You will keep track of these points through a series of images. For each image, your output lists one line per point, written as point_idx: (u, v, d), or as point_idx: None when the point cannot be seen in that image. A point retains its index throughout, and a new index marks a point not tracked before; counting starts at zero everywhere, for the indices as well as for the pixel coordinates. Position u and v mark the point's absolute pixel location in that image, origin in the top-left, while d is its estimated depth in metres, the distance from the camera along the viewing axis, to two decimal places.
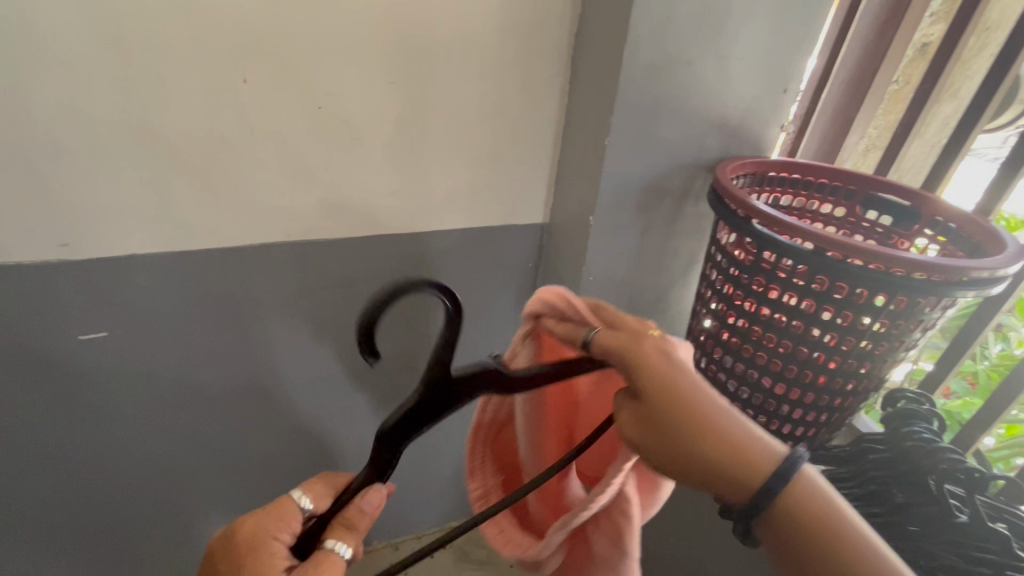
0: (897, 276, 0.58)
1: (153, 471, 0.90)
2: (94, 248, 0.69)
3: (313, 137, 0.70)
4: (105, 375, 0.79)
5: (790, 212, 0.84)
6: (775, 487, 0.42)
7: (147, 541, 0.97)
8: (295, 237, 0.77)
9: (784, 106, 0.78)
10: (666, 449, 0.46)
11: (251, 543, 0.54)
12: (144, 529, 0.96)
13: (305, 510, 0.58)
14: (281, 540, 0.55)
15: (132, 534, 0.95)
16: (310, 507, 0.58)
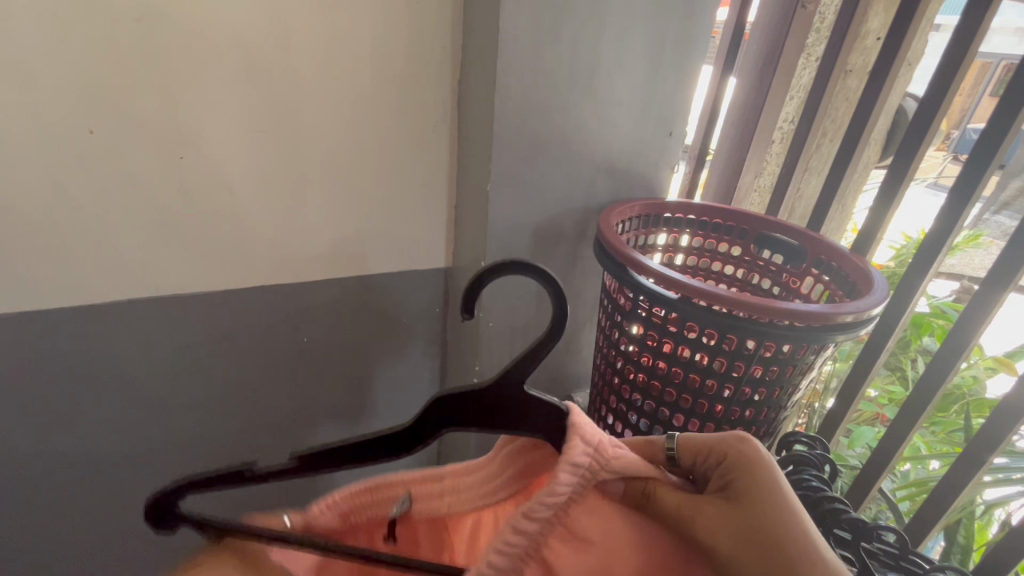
0: (764, 323, 0.57)
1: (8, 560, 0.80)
2: None
3: (175, 187, 0.67)
4: None
5: (688, 252, 0.84)
6: None
7: None
8: (165, 291, 0.72)
9: (670, 149, 0.80)
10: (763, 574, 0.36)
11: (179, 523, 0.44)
12: None
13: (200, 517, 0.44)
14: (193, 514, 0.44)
15: None
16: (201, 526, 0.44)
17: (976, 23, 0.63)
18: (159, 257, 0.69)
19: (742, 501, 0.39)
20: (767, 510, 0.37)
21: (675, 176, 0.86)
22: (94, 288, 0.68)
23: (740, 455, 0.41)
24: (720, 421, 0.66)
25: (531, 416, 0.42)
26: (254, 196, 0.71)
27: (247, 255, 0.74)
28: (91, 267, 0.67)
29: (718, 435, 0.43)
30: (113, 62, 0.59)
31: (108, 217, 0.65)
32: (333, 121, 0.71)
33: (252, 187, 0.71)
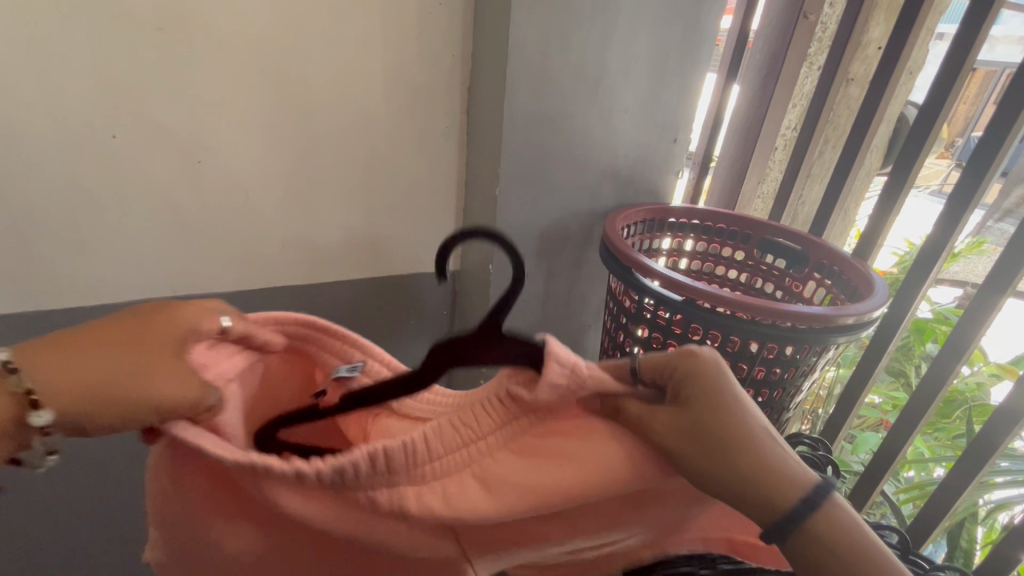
0: (767, 324, 0.58)
1: None
2: None
3: (193, 189, 0.68)
4: None
5: (692, 256, 0.85)
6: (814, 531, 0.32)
7: None
8: (180, 292, 0.73)
9: (675, 155, 0.82)
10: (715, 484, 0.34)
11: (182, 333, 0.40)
12: None
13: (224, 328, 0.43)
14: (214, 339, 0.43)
15: None
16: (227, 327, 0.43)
17: (973, 33, 0.65)
18: (175, 258, 0.71)
19: (694, 409, 0.35)
20: (722, 419, 0.34)
21: (679, 181, 0.87)
22: (111, 289, 0.70)
23: (693, 364, 0.37)
24: None
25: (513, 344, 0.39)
26: (268, 199, 0.73)
27: (259, 257, 0.76)
28: (108, 267, 0.68)
29: (675, 352, 0.39)
30: (136, 69, 0.61)
31: (127, 219, 0.67)
32: (345, 126, 0.73)
33: (266, 189, 0.72)
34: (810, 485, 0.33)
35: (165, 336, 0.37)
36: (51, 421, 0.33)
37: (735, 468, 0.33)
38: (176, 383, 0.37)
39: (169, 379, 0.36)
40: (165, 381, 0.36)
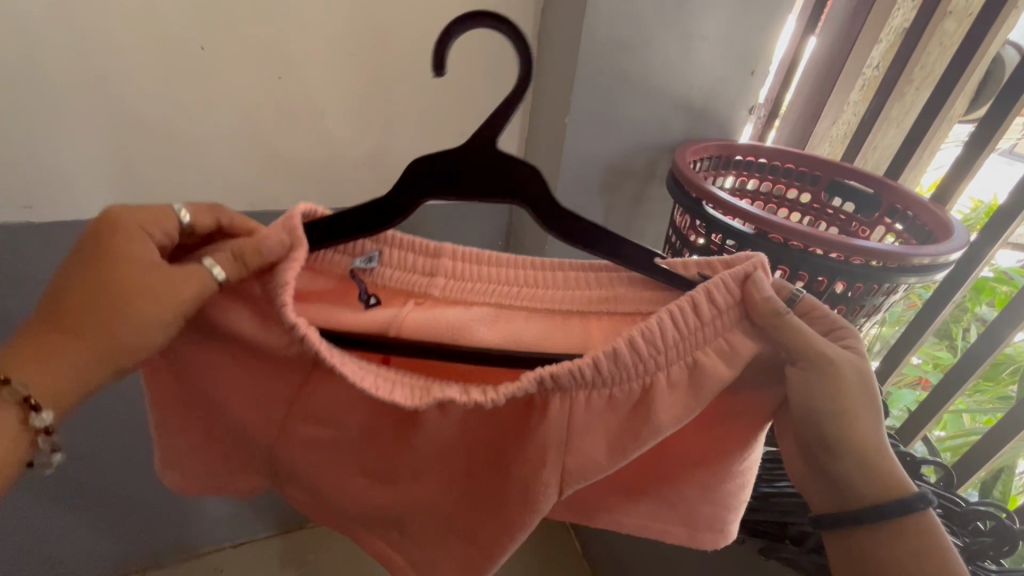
0: (839, 260, 0.58)
1: (117, 452, 0.88)
2: (57, 214, 0.67)
3: (272, 104, 0.70)
4: None
5: (755, 196, 0.85)
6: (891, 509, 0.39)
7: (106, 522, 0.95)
8: (257, 207, 0.77)
9: (751, 89, 0.79)
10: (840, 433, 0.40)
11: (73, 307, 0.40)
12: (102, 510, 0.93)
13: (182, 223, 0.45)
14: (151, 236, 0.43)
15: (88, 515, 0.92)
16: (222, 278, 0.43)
17: None
18: (254, 173, 0.74)
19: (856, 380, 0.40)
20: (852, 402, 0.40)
21: (750, 117, 0.85)
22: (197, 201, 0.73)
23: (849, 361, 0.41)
24: None
25: (513, 180, 0.41)
26: (341, 119, 0.75)
27: (332, 178, 0.79)
28: (193, 179, 0.71)
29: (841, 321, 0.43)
30: None
31: (213, 133, 0.70)
32: (417, 46, 0.73)
33: (340, 108, 0.74)
34: (906, 495, 0.40)
35: (79, 265, 0.41)
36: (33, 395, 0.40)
37: (854, 436, 0.40)
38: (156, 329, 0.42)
39: (153, 327, 0.41)
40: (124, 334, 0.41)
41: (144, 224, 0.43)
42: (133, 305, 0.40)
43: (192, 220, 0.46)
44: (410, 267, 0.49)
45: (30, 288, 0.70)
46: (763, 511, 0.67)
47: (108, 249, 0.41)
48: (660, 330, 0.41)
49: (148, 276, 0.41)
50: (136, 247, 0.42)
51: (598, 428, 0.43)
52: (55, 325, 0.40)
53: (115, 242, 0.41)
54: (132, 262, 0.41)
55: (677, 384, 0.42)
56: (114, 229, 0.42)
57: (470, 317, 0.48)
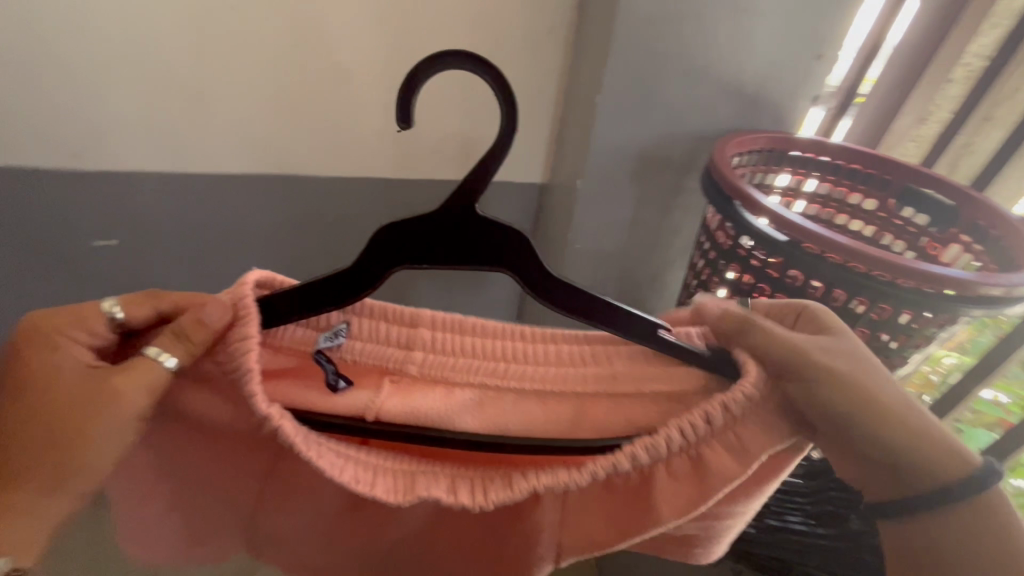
0: (883, 280, 0.50)
1: None
2: (96, 161, 0.70)
3: (299, 66, 0.70)
4: None
5: (810, 197, 0.76)
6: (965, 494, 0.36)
7: None
8: (283, 169, 0.78)
9: (816, 76, 0.70)
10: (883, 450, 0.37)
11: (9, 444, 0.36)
12: None
13: (113, 320, 0.40)
14: (76, 341, 0.39)
15: None
16: (121, 317, 0.40)
17: None
18: (282, 138, 0.75)
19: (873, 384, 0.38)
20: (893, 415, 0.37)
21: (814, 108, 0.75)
22: (226, 159, 0.75)
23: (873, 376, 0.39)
24: None
25: (510, 244, 0.39)
26: (368, 85, 0.74)
27: (357, 147, 0.78)
28: (223, 137, 0.73)
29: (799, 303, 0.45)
30: None
31: (242, 93, 0.71)
32: (448, 15, 0.71)
33: (367, 74, 0.73)
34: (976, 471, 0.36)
35: (4, 404, 0.37)
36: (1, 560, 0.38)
37: (892, 442, 0.37)
38: (114, 442, 0.39)
39: (110, 439, 0.38)
40: (89, 455, 0.38)
41: (69, 330, 0.39)
42: (83, 433, 0.37)
43: (126, 315, 0.40)
44: (385, 341, 0.45)
45: (72, 235, 0.73)
46: (768, 546, 0.60)
47: (41, 377, 0.37)
48: (672, 434, 0.41)
49: (76, 387, 0.37)
50: (54, 352, 0.38)
51: (602, 495, 0.44)
52: (2, 477, 0.37)
53: (43, 364, 0.37)
54: (63, 368, 0.37)
55: (678, 475, 0.43)
56: (42, 343, 0.38)
57: (451, 406, 0.44)
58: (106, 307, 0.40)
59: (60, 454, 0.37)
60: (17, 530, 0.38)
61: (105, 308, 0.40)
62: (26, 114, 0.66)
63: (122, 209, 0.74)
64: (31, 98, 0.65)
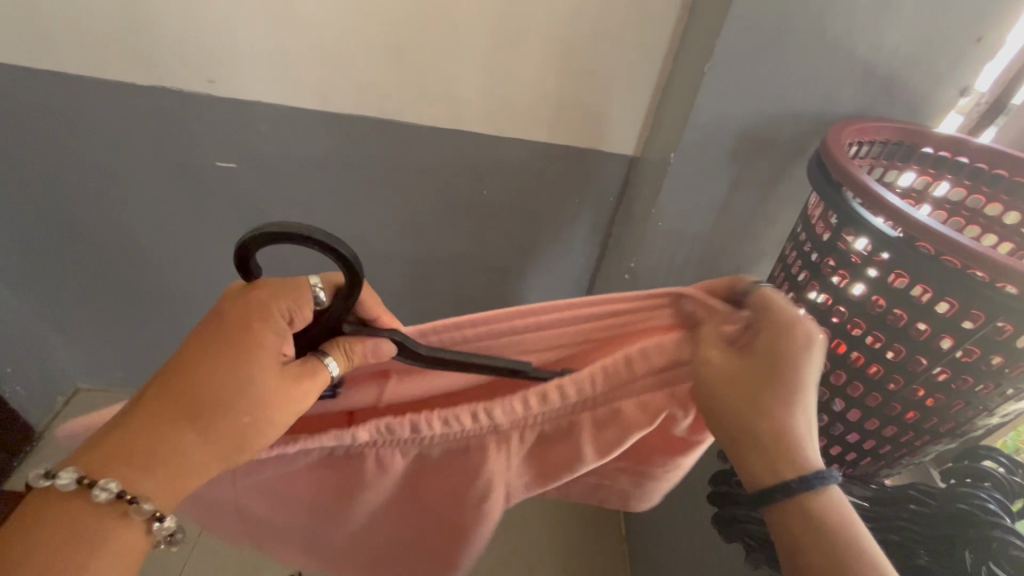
0: (1009, 294, 0.44)
1: None
2: (233, 89, 0.79)
3: (409, 14, 0.72)
4: (231, 206, 0.93)
5: (937, 202, 0.68)
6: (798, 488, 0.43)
7: None
8: (386, 115, 0.82)
9: (970, 63, 0.61)
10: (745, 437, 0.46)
11: (197, 408, 0.45)
12: None
13: (317, 300, 0.48)
14: (287, 324, 0.48)
15: None
16: (322, 300, 0.48)
17: None
18: (387, 83, 0.79)
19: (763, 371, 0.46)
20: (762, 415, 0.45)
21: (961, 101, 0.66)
22: (337, 99, 0.80)
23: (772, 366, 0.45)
24: (895, 396, 0.55)
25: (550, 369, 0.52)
26: (473, 39, 0.75)
27: (455, 99, 0.80)
28: (336, 78, 0.78)
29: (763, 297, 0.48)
30: None
31: (356, 37, 0.74)
32: None
33: (474, 27, 0.74)
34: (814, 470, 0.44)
35: (203, 355, 0.46)
36: (124, 489, 0.43)
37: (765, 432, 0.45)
38: (271, 431, 0.48)
39: (268, 431, 0.48)
40: (249, 434, 0.47)
41: (281, 310, 0.47)
42: (263, 413, 0.47)
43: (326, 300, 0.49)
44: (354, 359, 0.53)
45: (216, 147, 0.85)
46: None
47: (249, 346, 0.46)
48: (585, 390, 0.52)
49: (265, 378, 0.46)
50: (261, 342, 0.46)
51: (562, 448, 0.57)
52: (180, 408, 0.45)
53: (250, 339, 0.46)
54: (264, 359, 0.46)
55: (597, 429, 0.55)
56: (254, 312, 0.47)
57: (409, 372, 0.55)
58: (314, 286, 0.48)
59: (238, 425, 0.46)
60: (161, 487, 0.45)
61: (311, 285, 0.48)
62: (183, 42, 0.75)
63: (252, 134, 0.84)
64: (187, 27, 0.74)
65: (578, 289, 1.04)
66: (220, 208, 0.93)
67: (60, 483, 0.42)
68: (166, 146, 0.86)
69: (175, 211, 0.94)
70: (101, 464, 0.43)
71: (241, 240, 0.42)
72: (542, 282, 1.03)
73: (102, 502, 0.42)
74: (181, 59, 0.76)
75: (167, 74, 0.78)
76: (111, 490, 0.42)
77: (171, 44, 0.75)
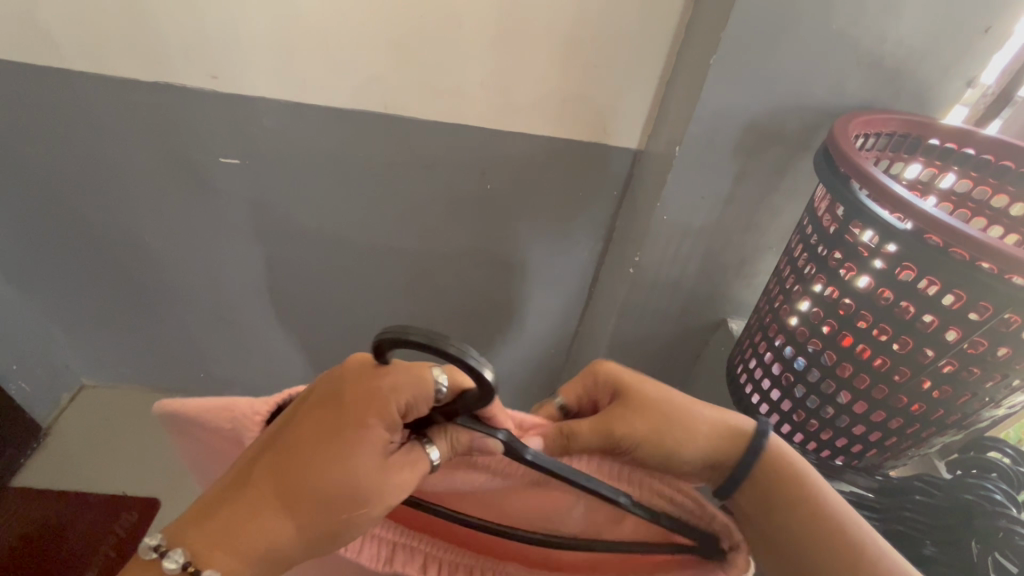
0: (1016, 285, 0.44)
1: (260, 290, 1.08)
2: (236, 84, 0.79)
3: (412, 7, 0.72)
4: (233, 201, 0.93)
5: (943, 194, 0.68)
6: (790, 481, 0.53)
7: (248, 339, 1.19)
8: (389, 109, 0.82)
9: (980, 54, 0.61)
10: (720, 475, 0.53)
11: (295, 500, 0.44)
12: (246, 328, 1.16)
13: (439, 389, 0.43)
14: (405, 413, 0.44)
15: (239, 329, 1.17)
16: (445, 388, 0.44)
17: None
18: (391, 78, 0.78)
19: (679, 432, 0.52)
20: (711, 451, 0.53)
21: (968, 92, 0.65)
22: (340, 93, 0.80)
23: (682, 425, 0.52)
24: (900, 387, 0.55)
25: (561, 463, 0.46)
26: (477, 32, 0.74)
27: (460, 93, 0.80)
28: (340, 73, 0.78)
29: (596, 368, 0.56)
30: None
31: (359, 32, 0.74)
32: None
33: (478, 21, 0.73)
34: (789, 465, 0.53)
35: (310, 443, 0.45)
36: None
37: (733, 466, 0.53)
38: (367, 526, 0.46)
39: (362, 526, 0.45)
40: (344, 529, 0.45)
41: (402, 398, 0.44)
42: (357, 514, 0.44)
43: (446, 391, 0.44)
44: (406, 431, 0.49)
45: (219, 143, 0.85)
46: None
47: (356, 437, 0.44)
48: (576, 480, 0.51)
49: (364, 475, 0.44)
50: (373, 434, 0.44)
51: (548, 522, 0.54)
52: (274, 495, 0.44)
53: (359, 435, 0.44)
54: (371, 452, 0.44)
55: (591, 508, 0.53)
56: (370, 406, 0.44)
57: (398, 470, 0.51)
58: (436, 377, 0.43)
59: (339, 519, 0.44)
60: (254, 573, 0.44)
61: (435, 375, 0.43)
62: (185, 37, 0.75)
63: (256, 128, 0.83)
64: (190, 22, 0.73)
65: (582, 283, 1.04)
66: (224, 204, 0.93)
67: (170, 566, 0.42)
68: (169, 141, 0.85)
69: (177, 206, 0.94)
70: (206, 550, 0.43)
71: (377, 342, 0.39)
72: (546, 275, 1.03)
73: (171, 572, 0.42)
74: (184, 54, 0.76)
75: (170, 69, 0.78)
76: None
77: (173, 39, 0.75)
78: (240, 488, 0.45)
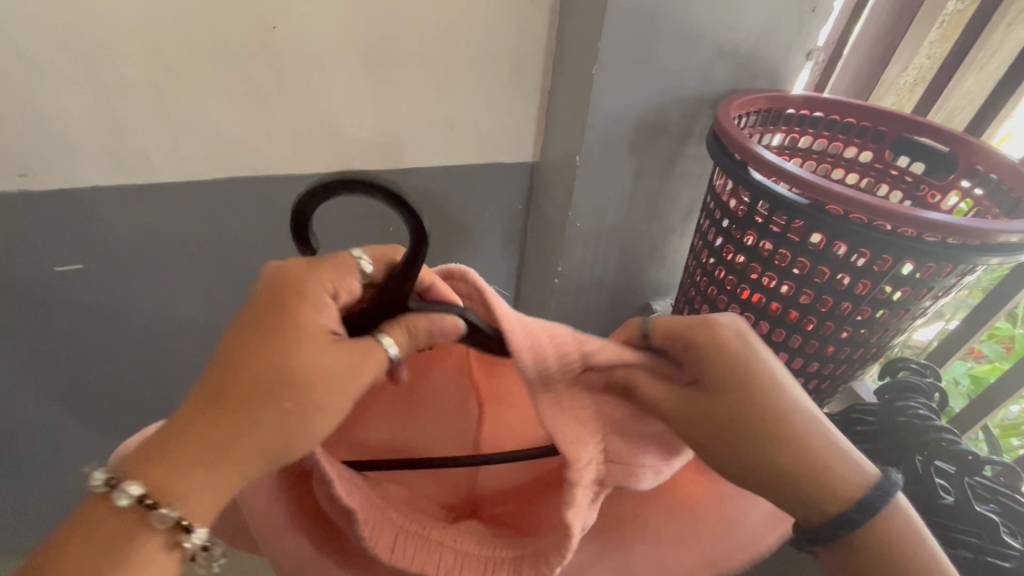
0: (906, 235, 0.50)
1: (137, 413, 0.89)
2: (51, 178, 0.63)
3: (264, 56, 0.64)
4: (79, 319, 0.75)
5: (806, 155, 0.76)
6: (876, 503, 0.39)
7: None
8: (260, 172, 0.72)
9: (812, 30, 0.69)
10: (745, 467, 0.40)
11: (248, 397, 0.37)
12: None
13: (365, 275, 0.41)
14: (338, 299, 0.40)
15: None
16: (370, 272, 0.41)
17: None
18: (257, 134, 0.69)
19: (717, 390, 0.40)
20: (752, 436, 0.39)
21: (808, 63, 0.74)
22: (196, 166, 0.68)
23: (748, 383, 0.40)
24: (827, 339, 0.61)
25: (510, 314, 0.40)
26: (344, 72, 0.68)
27: (338, 137, 0.73)
28: (190, 142, 0.66)
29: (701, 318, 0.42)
30: None
31: (206, 92, 0.64)
32: None
33: (344, 59, 0.67)
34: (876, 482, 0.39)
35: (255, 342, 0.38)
36: (182, 514, 0.37)
37: (805, 466, 0.39)
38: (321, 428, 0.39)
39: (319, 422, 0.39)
40: (291, 433, 0.38)
41: (330, 287, 0.40)
42: (311, 402, 0.38)
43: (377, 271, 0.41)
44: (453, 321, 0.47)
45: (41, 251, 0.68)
46: None
47: (286, 324, 0.38)
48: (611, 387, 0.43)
49: (311, 366, 0.38)
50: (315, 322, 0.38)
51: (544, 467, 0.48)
52: (219, 409, 0.37)
53: (294, 324, 0.38)
54: (306, 339, 0.38)
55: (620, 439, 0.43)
56: (300, 298, 0.38)
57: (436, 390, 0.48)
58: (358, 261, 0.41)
59: (288, 418, 0.38)
60: (197, 505, 0.37)
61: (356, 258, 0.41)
62: None
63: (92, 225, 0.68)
64: None
65: (507, 301, 1.01)
66: (64, 321, 0.74)
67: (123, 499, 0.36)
68: None
69: None
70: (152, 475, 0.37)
71: (296, 207, 0.38)
72: None
73: (157, 529, 0.37)
74: None
75: None
76: (132, 494, 0.36)
77: None
78: (176, 430, 0.38)
